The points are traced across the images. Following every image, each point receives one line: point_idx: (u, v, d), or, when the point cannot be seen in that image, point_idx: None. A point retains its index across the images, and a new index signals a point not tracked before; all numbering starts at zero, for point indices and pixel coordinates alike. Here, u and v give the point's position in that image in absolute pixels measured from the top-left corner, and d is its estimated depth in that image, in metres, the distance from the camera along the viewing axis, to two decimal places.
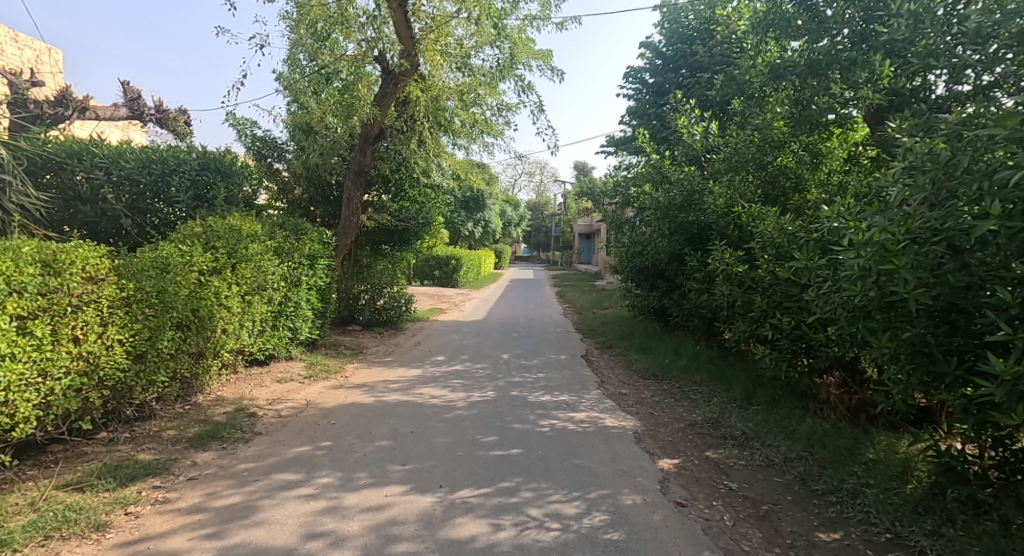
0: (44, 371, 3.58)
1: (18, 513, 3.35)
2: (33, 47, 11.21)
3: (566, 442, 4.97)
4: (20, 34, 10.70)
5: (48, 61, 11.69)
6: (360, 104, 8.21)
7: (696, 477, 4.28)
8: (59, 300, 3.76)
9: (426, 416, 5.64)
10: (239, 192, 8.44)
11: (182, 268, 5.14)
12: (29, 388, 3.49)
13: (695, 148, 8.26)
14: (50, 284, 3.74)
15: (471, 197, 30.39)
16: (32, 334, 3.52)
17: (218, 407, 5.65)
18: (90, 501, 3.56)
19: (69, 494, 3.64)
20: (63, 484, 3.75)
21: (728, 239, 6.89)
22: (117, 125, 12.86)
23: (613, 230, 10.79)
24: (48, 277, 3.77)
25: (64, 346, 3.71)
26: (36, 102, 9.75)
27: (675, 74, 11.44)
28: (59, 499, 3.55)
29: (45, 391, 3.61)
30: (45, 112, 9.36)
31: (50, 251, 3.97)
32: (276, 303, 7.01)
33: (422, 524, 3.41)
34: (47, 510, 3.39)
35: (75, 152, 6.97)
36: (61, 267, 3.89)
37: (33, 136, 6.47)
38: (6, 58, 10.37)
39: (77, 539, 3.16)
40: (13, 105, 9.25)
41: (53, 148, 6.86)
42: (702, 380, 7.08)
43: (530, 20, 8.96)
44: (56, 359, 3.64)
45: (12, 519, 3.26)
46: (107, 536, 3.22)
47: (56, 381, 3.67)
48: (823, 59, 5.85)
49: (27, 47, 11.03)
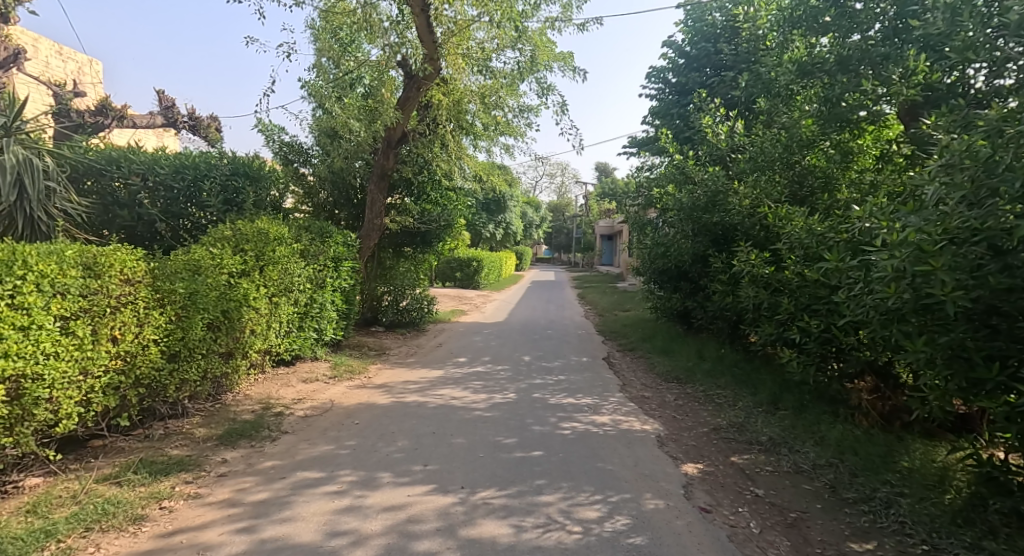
0: (85, 368, 3.69)
1: (59, 504, 3.45)
2: (75, 60, 12.76)
3: (587, 445, 4.94)
4: (63, 47, 12.25)
5: (89, 73, 13.24)
6: (382, 108, 8.36)
7: (720, 483, 4.20)
8: (100, 301, 3.87)
9: (447, 416, 5.66)
10: (268, 196, 8.54)
11: (213, 269, 5.25)
12: (71, 386, 3.60)
13: (719, 148, 8.12)
14: (91, 285, 3.84)
15: (491, 199, 30.62)
16: (74, 333, 3.62)
17: (247, 406, 5.74)
18: (127, 495, 3.64)
19: (107, 487, 3.73)
20: (102, 478, 3.84)
21: (754, 240, 6.75)
22: (151, 133, 14.29)
23: (635, 231, 10.74)
24: (89, 279, 3.86)
25: (104, 346, 3.83)
26: (77, 112, 10.23)
27: (698, 73, 11.27)
28: (99, 492, 3.64)
29: (86, 388, 3.74)
30: (86, 122, 9.80)
31: (91, 254, 4.07)
32: (302, 304, 7.11)
33: (444, 523, 3.41)
34: (88, 502, 3.48)
35: (113, 160, 7.24)
36: (101, 269, 3.98)
37: (76, 145, 6.76)
38: (49, 70, 11.92)
39: (115, 531, 3.24)
40: (57, 114, 9.75)
41: (93, 156, 7.14)
42: (726, 384, 6.96)
43: (551, 21, 9.00)
44: (96, 357, 3.75)
45: (53, 511, 3.36)
46: (143, 529, 3.30)
47: (96, 378, 3.80)
48: (854, 54, 5.66)
49: (70, 60, 12.59)
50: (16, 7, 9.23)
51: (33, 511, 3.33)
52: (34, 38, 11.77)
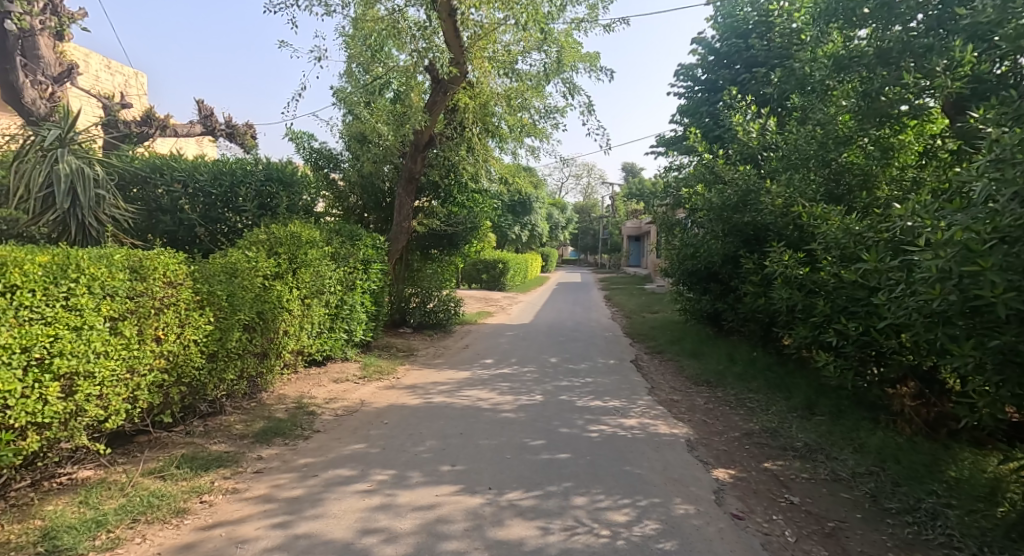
0: (132, 367, 3.82)
1: (108, 496, 3.55)
2: (122, 73, 13.36)
3: (615, 448, 4.88)
4: (111, 61, 12.85)
5: (135, 85, 13.85)
6: (410, 113, 8.43)
7: (753, 489, 4.09)
8: (145, 303, 3.99)
9: (475, 417, 5.66)
10: (301, 200, 8.62)
11: (249, 272, 5.37)
12: (120, 384, 3.73)
13: (751, 146, 7.93)
14: (137, 288, 3.96)
15: (517, 201, 30.66)
16: (121, 334, 3.75)
17: (281, 404, 5.85)
18: (170, 488, 3.73)
19: (152, 480, 3.83)
20: (147, 472, 3.95)
21: (787, 240, 6.60)
22: (191, 141, 14.84)
23: (663, 232, 10.58)
24: (135, 281, 3.97)
25: (148, 345, 3.95)
26: (124, 123, 10.66)
27: (729, 70, 11.07)
28: (144, 485, 3.74)
29: (133, 385, 3.87)
30: (132, 132, 10.19)
31: (137, 257, 4.18)
32: (333, 305, 7.22)
33: (472, 523, 3.40)
34: (135, 495, 3.58)
35: (157, 167, 7.53)
36: (147, 272, 4.09)
37: (122, 155, 7.04)
38: (99, 83, 12.55)
39: (159, 523, 3.32)
40: (105, 125, 10.17)
41: (138, 164, 7.43)
42: (758, 387, 6.80)
43: (577, 23, 8.97)
44: (141, 356, 3.88)
45: (103, 502, 3.45)
46: (185, 521, 3.37)
47: (142, 376, 3.94)
48: (894, 47, 5.43)
49: (117, 73, 13.20)
50: (70, 23, 9.66)
51: (86, 502, 3.44)
52: (85, 53, 12.41)
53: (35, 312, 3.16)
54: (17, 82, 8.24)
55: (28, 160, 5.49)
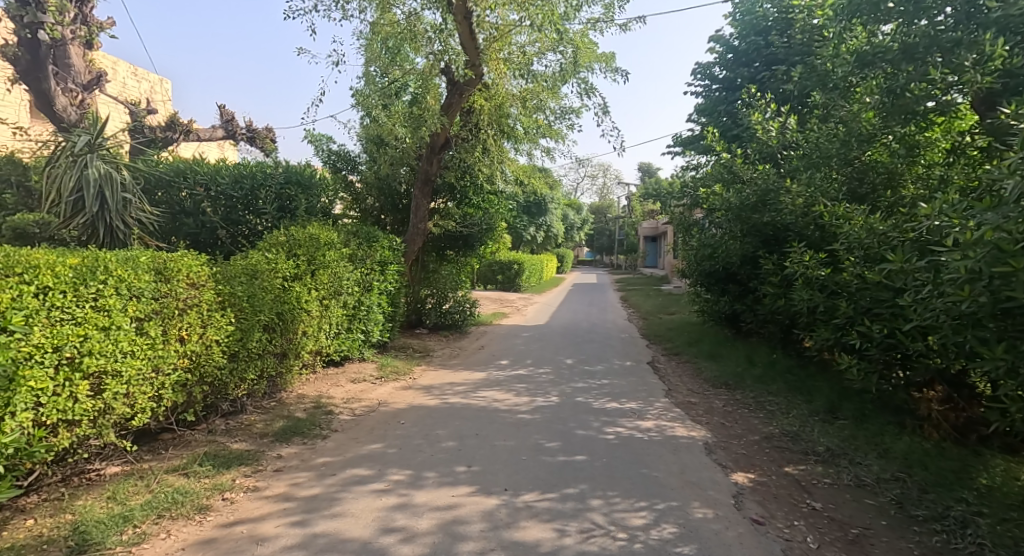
0: (157, 366, 3.89)
1: (135, 492, 3.61)
2: (148, 80, 13.69)
3: (631, 450, 4.83)
4: (137, 68, 13.16)
5: (160, 91, 14.18)
6: (426, 115, 8.46)
7: (773, 494, 4.01)
8: (169, 303, 4.06)
9: (491, 419, 5.65)
10: (319, 203, 8.60)
11: (269, 274, 5.42)
12: (145, 382, 3.80)
13: (770, 145, 7.80)
14: (162, 289, 4.02)
15: (533, 202, 30.63)
16: (147, 334, 3.82)
17: (300, 404, 5.90)
18: (193, 485, 3.78)
19: (176, 477, 3.89)
20: (171, 469, 4.01)
21: (808, 240, 6.49)
22: (213, 145, 15.13)
23: (680, 233, 10.47)
24: (160, 283, 4.04)
25: (172, 345, 4.02)
26: (150, 128, 10.90)
27: (748, 67, 10.90)
28: (169, 482, 3.79)
29: (158, 384, 3.94)
30: (157, 137, 10.42)
31: (162, 258, 4.25)
32: (350, 306, 7.27)
33: (488, 525, 3.39)
34: (160, 491, 3.63)
35: (181, 171, 7.69)
36: (172, 274, 4.16)
37: (147, 159, 7.19)
38: (126, 90, 12.85)
39: (183, 519, 3.36)
40: (132, 130, 10.41)
41: (162, 168, 7.59)
42: (779, 390, 6.69)
43: (593, 23, 8.93)
44: (166, 356, 3.95)
45: (130, 498, 3.51)
46: (208, 518, 3.41)
47: (166, 376, 4.01)
48: (920, 42, 5.15)
49: (143, 80, 13.52)
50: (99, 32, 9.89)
51: (113, 498, 3.50)
52: (113, 61, 12.71)
53: (66, 312, 3.23)
54: (51, 90, 8.58)
55: (60, 165, 5.64)
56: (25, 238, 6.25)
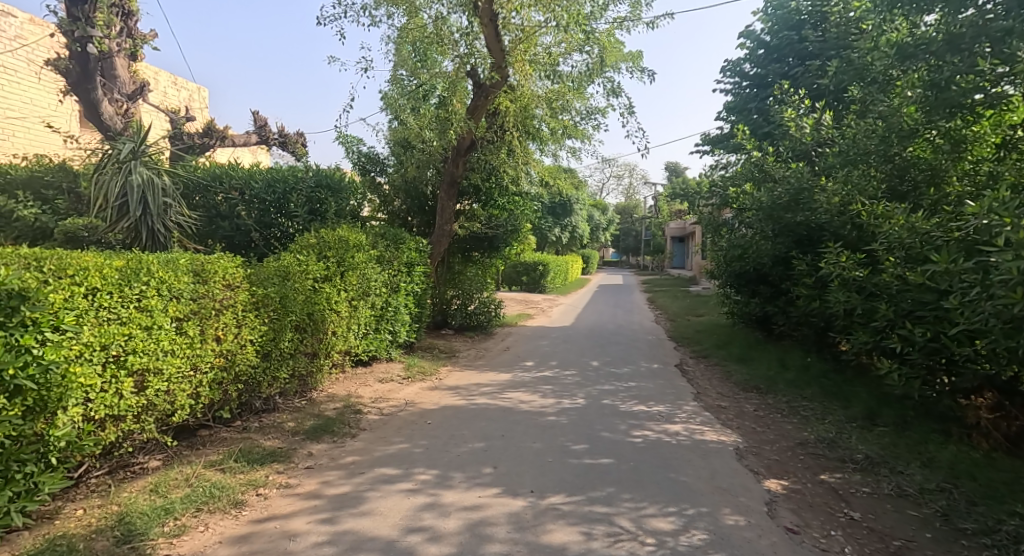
0: (195, 365, 3.98)
1: (175, 485, 3.69)
2: (187, 88, 14.10)
3: (659, 454, 4.73)
4: (177, 77, 13.56)
5: (198, 99, 14.60)
6: (453, 117, 8.49)
7: (808, 502, 3.87)
8: (207, 304, 4.15)
9: (517, 420, 5.61)
10: (348, 206, 8.75)
11: (300, 275, 5.50)
12: (184, 380, 3.89)
13: (804, 141, 7.59)
14: (200, 290, 4.11)
15: (558, 203, 30.52)
16: (186, 333, 3.90)
17: (330, 403, 5.96)
18: (229, 480, 3.84)
19: (213, 472, 3.96)
20: (208, 464, 4.09)
21: (845, 240, 6.27)
22: (248, 150, 15.52)
23: (709, 233, 10.27)
24: (198, 284, 4.13)
25: (209, 345, 4.11)
26: (189, 135, 11.24)
27: (780, 63, 10.64)
28: (207, 476, 3.86)
29: (196, 382, 4.03)
30: (194, 143, 10.73)
31: (200, 260, 4.35)
32: (378, 307, 7.33)
33: (515, 527, 3.35)
34: (198, 485, 3.70)
35: (217, 176, 7.92)
36: (209, 275, 4.25)
37: (187, 164, 7.44)
38: (167, 99, 13.29)
39: (220, 513, 3.42)
40: (172, 138, 10.76)
41: (200, 174, 7.82)
42: (813, 395, 6.49)
43: (620, 22, 8.85)
44: (203, 355, 4.04)
45: (171, 491, 3.58)
46: (243, 513, 3.47)
47: (204, 374, 4.09)
48: (966, 31, 4.89)
49: (182, 88, 13.93)
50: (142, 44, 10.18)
51: (155, 490, 3.58)
52: (156, 71, 13.15)
53: (112, 312, 3.31)
54: (99, 100, 8.85)
55: (106, 172, 5.81)
56: (76, 242, 6.52)
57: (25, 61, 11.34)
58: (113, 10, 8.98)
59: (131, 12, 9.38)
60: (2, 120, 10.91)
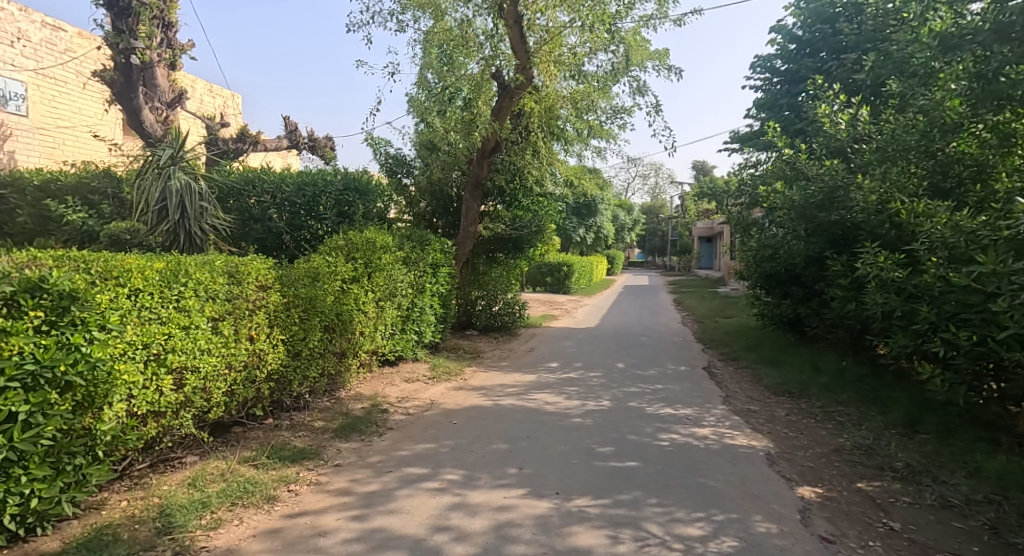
0: (230, 363, 4.05)
1: (212, 479, 3.75)
2: (222, 95, 14.44)
3: (688, 458, 4.63)
4: (213, 85, 13.91)
5: (233, 106, 14.95)
6: (478, 119, 8.50)
7: (845, 511, 3.73)
8: (240, 304, 4.22)
9: (541, 421, 5.56)
10: (375, 208, 8.84)
11: (330, 276, 5.56)
12: (220, 378, 3.97)
13: (838, 138, 7.36)
14: (234, 291, 4.19)
15: (583, 203, 30.35)
16: (221, 332, 3.98)
17: (357, 402, 6.01)
18: (262, 476, 3.90)
19: (247, 468, 4.02)
20: (242, 460, 4.16)
21: (883, 240, 6.04)
22: (278, 155, 15.84)
23: (738, 233, 10.04)
24: (233, 285, 4.20)
25: (243, 344, 4.18)
26: (224, 141, 11.53)
27: (812, 58, 10.36)
28: (241, 472, 3.93)
29: (231, 380, 4.10)
30: (228, 149, 10.99)
31: (234, 262, 4.43)
32: (404, 308, 7.37)
33: (541, 528, 3.31)
34: (233, 480, 3.76)
35: (250, 181, 8.11)
36: (243, 277, 4.32)
37: (221, 169, 7.62)
38: (203, 106, 13.65)
39: (253, 508, 3.47)
40: (208, 144, 11.06)
41: (234, 178, 8.00)
42: (848, 400, 6.27)
43: (646, 19, 8.73)
44: (238, 354, 4.11)
45: (208, 485, 3.65)
46: (275, 508, 3.51)
47: (238, 372, 4.16)
48: (1016, 19, 4.64)
49: (218, 95, 14.28)
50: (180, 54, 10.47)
51: (193, 484, 3.65)
52: (193, 79, 13.50)
53: (153, 312, 3.39)
54: (140, 108, 9.20)
55: (147, 177, 6.05)
56: (118, 244, 6.75)
57: (74, 73, 11.71)
58: (156, 22, 9.12)
59: (171, 23, 9.44)
60: (53, 130, 11.27)
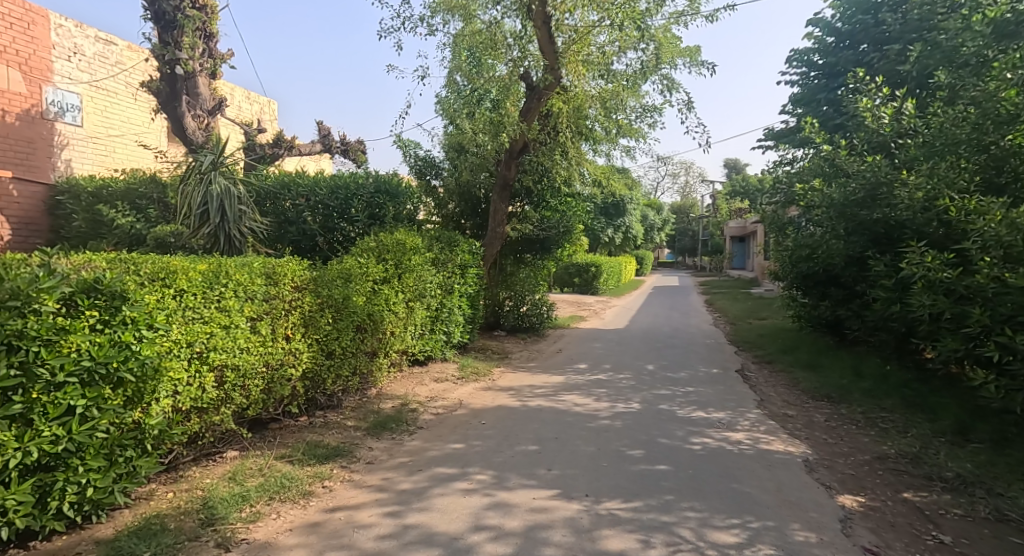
0: (268, 362, 4.12)
1: (251, 474, 3.82)
2: (259, 102, 14.79)
3: (722, 463, 4.49)
4: (251, 92, 14.26)
5: (269, 112, 15.29)
6: (506, 120, 8.46)
7: (889, 522, 3.55)
8: (277, 305, 4.29)
9: (570, 423, 5.49)
10: (405, 210, 8.90)
11: (361, 277, 5.61)
12: (259, 376, 4.04)
13: (882, 133, 7.07)
14: (271, 292, 4.25)
15: (611, 203, 30.07)
16: (260, 332, 4.04)
17: (387, 401, 6.04)
18: (297, 472, 3.94)
19: (284, 464, 4.08)
20: (279, 456, 4.21)
21: (930, 239, 5.77)
22: (312, 159, 16.13)
23: (772, 232, 9.76)
24: (270, 286, 4.27)
25: (280, 343, 4.24)
26: (262, 146, 11.83)
27: (852, 50, 10.01)
28: (278, 467, 3.98)
29: (268, 378, 4.17)
30: (265, 154, 11.24)
31: (271, 263, 4.50)
32: (433, 308, 7.39)
33: (573, 531, 3.25)
34: (270, 475, 3.82)
35: (286, 185, 8.26)
36: (279, 278, 4.39)
37: (257, 173, 7.79)
38: (242, 113, 14.00)
39: (290, 503, 3.51)
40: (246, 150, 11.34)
41: (269, 182, 8.17)
42: (892, 406, 6.02)
43: (677, 16, 8.58)
44: (275, 352, 4.17)
45: (247, 480, 3.71)
46: (311, 503, 3.54)
47: (275, 370, 4.23)
48: None
49: (255, 102, 14.63)
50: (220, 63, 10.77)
51: (233, 478, 3.71)
52: (232, 87, 13.88)
53: (196, 312, 3.46)
54: (183, 116, 9.40)
55: (190, 183, 6.24)
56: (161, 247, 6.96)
57: (124, 84, 12.16)
58: (199, 34, 9.43)
59: (213, 34, 9.71)
60: (106, 138, 11.72)
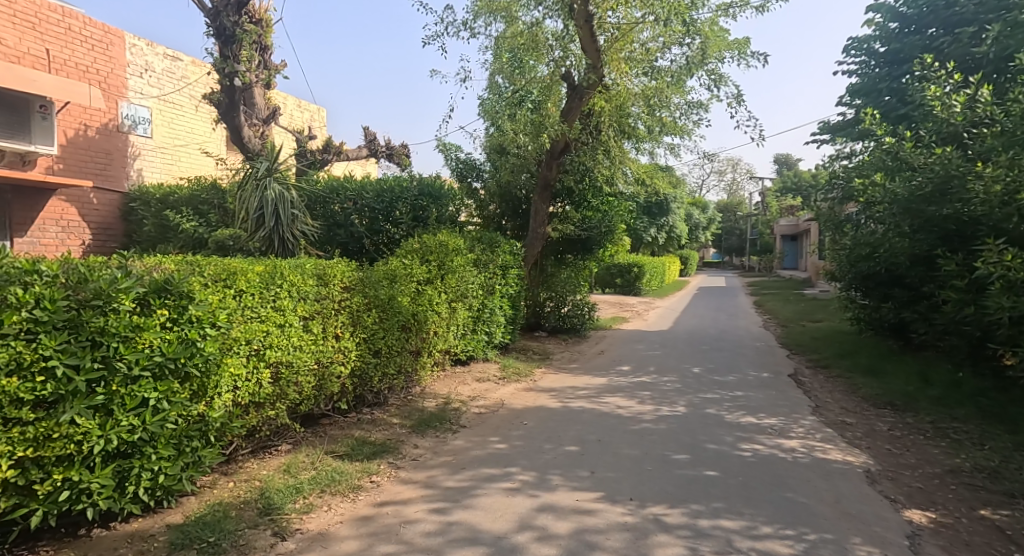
0: (320, 359, 4.18)
1: (304, 467, 3.88)
2: (309, 110, 15.21)
3: (773, 470, 4.27)
4: (301, 100, 14.69)
5: (319, 119, 15.69)
6: (548, 120, 8.38)
7: (964, 540, 3.27)
8: (327, 305, 4.35)
9: (612, 425, 5.35)
10: (448, 212, 8.96)
11: (406, 278, 5.64)
12: (311, 373, 4.10)
13: (952, 123, 6.59)
14: (322, 292, 4.32)
15: (654, 203, 29.50)
16: (312, 330, 4.10)
17: (429, 399, 6.05)
18: (347, 467, 3.98)
19: (334, 458, 4.13)
20: (330, 450, 4.27)
21: (1009, 236, 5.31)
22: (358, 163, 16.47)
23: (827, 230, 9.28)
24: (321, 287, 4.33)
25: (330, 342, 4.30)
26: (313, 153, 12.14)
27: (920, 36, 9.42)
28: (328, 461, 4.03)
29: (319, 375, 4.23)
30: (314, 159, 11.51)
31: (321, 265, 4.56)
32: (475, 309, 7.37)
33: (620, 534, 3.13)
34: (322, 469, 3.87)
35: (335, 189, 8.42)
36: (329, 279, 4.45)
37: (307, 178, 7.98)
38: (293, 120, 14.42)
39: (340, 496, 3.53)
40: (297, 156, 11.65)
41: (319, 187, 8.35)
42: (964, 416, 5.59)
43: (725, 9, 8.31)
44: (326, 351, 4.24)
45: (300, 472, 3.77)
46: (359, 497, 3.55)
47: (326, 368, 4.29)
48: None
49: (306, 110, 15.05)
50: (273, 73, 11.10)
51: (288, 470, 3.78)
52: (285, 96, 14.32)
53: (254, 311, 3.53)
54: (241, 126, 9.72)
55: (247, 190, 6.41)
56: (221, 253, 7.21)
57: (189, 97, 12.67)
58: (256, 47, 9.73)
59: (267, 47, 10.00)
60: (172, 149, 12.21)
